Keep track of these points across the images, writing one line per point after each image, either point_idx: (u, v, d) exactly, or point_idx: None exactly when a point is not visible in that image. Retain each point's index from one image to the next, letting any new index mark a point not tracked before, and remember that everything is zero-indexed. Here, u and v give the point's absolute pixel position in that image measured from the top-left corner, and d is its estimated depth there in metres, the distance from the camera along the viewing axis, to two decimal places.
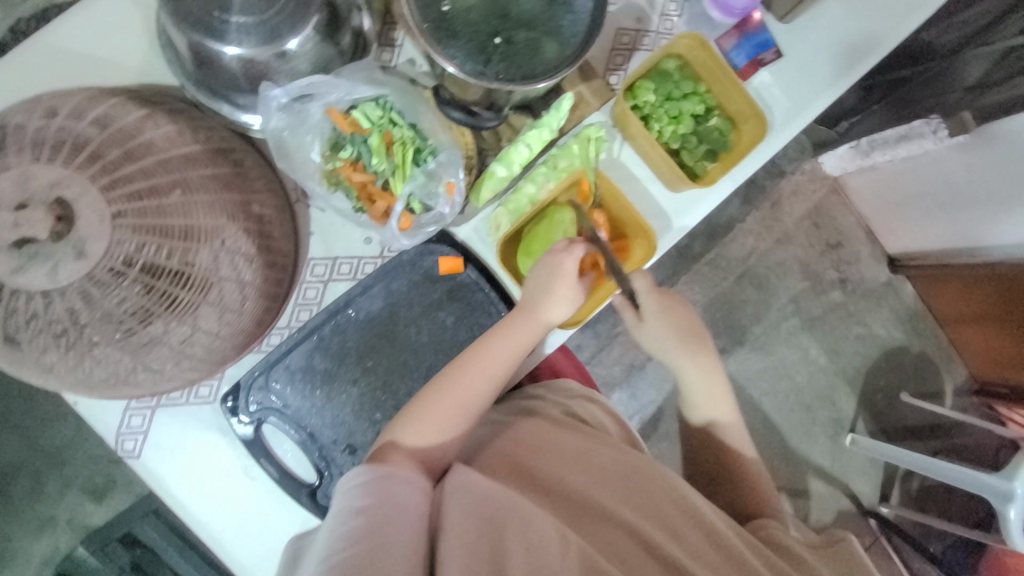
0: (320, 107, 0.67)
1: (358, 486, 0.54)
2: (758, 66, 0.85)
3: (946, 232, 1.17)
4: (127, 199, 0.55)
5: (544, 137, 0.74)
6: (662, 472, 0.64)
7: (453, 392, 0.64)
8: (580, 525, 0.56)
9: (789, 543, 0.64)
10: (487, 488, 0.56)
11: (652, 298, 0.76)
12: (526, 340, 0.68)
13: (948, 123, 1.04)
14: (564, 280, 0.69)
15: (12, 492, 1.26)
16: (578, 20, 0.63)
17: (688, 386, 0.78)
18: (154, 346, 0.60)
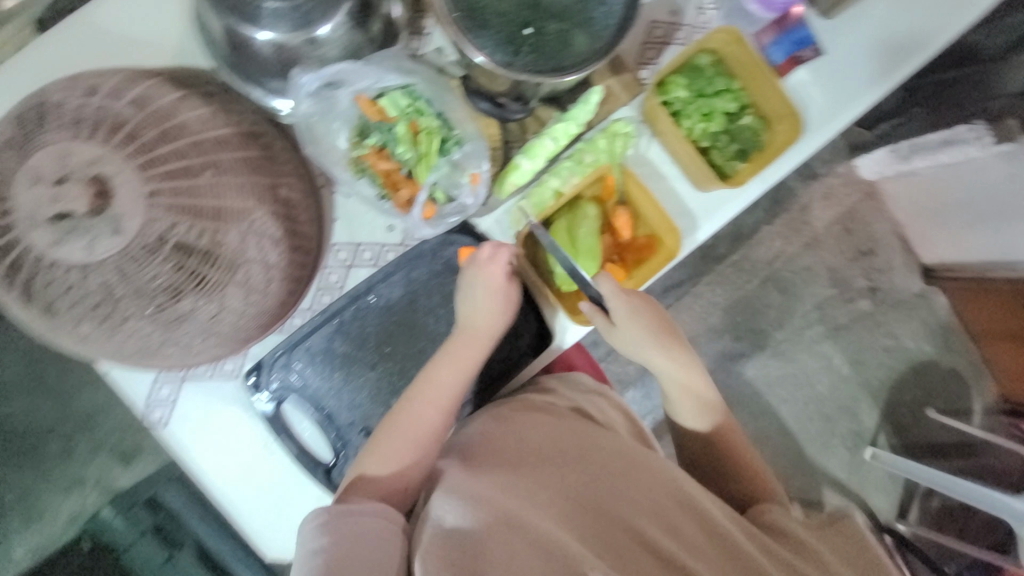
0: (348, 94, 0.67)
1: (316, 528, 0.56)
2: (796, 63, 0.82)
3: (986, 245, 1.12)
4: (162, 179, 0.57)
5: (570, 130, 0.73)
6: (665, 470, 0.66)
7: (404, 418, 0.67)
8: (577, 522, 0.57)
9: (789, 525, 0.66)
10: (467, 502, 0.57)
11: (621, 301, 0.71)
12: (465, 355, 0.71)
13: (993, 131, 0.98)
14: (493, 290, 0.71)
15: (46, 452, 1.33)
16: (610, 13, 0.62)
17: (667, 386, 0.75)
18: (183, 322, 0.63)
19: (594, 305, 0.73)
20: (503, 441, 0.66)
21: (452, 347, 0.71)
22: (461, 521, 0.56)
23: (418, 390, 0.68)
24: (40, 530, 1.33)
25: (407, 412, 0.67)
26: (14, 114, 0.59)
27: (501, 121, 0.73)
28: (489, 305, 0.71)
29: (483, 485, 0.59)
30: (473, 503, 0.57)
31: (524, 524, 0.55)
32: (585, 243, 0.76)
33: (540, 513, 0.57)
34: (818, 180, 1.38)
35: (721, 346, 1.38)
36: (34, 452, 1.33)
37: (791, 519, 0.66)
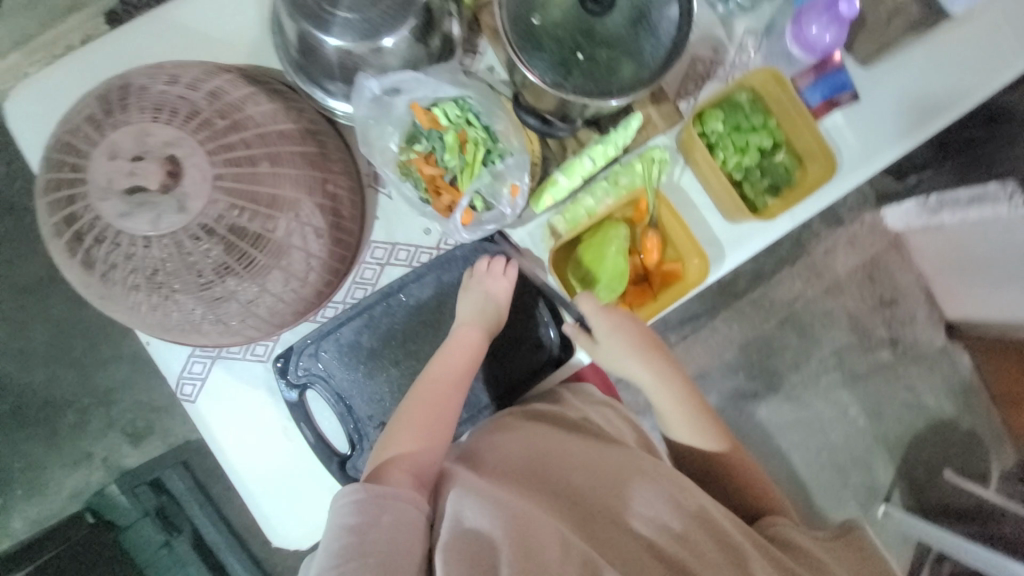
0: (405, 101, 0.71)
1: (353, 505, 0.56)
2: (833, 106, 0.84)
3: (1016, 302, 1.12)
4: (226, 165, 0.61)
5: (608, 153, 0.76)
6: (675, 474, 0.66)
7: (425, 409, 0.68)
8: (584, 524, 0.58)
9: (797, 539, 0.65)
10: (478, 497, 0.58)
11: (601, 319, 0.75)
12: (474, 353, 0.72)
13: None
14: (497, 295, 0.74)
15: (59, 424, 1.32)
16: (659, 44, 0.65)
17: (654, 399, 0.76)
18: (226, 301, 0.66)
19: (578, 325, 0.77)
20: (508, 446, 0.67)
21: (456, 347, 0.72)
22: (478, 513, 0.56)
23: (434, 383, 0.70)
24: (39, 503, 1.32)
25: (430, 403, 0.68)
26: (98, 91, 0.63)
27: (544, 138, 0.76)
28: (479, 308, 0.74)
29: (493, 484, 0.61)
30: (488, 500, 0.57)
31: (534, 522, 0.55)
32: (612, 263, 0.78)
33: (549, 513, 0.58)
34: (842, 226, 1.35)
35: (735, 384, 1.35)
36: (45, 424, 1.32)
37: (799, 533, 0.66)
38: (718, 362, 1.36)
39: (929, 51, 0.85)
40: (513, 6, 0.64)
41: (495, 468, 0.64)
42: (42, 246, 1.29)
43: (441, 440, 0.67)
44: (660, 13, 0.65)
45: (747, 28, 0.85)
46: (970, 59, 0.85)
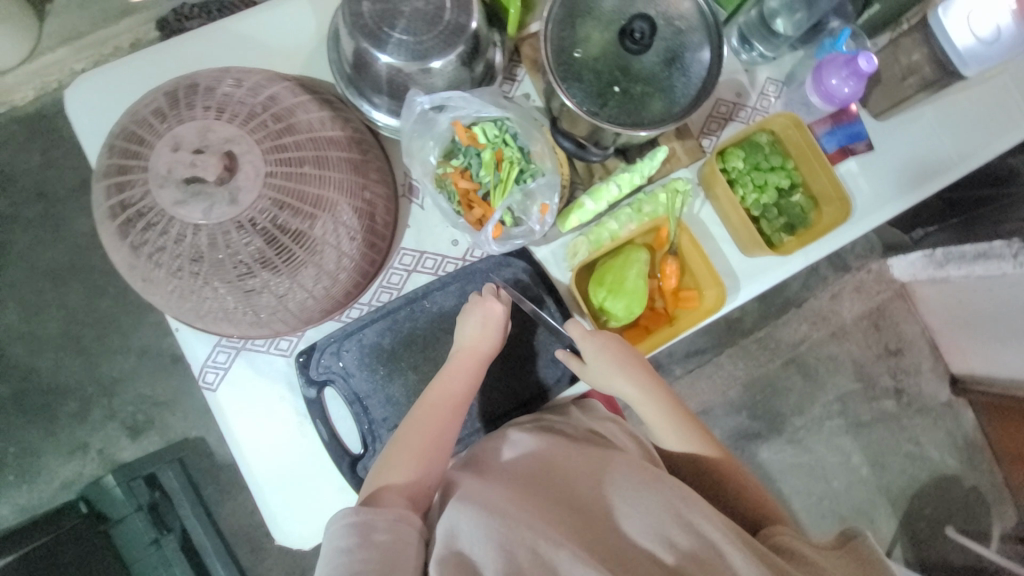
0: (448, 119, 0.75)
1: (345, 527, 0.57)
2: (848, 154, 0.89)
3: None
4: (277, 163, 0.65)
5: (634, 180, 0.80)
6: (679, 484, 0.61)
7: (418, 433, 0.68)
8: (582, 535, 0.57)
9: (798, 547, 0.59)
10: (471, 513, 0.58)
11: (587, 341, 0.76)
12: (467, 378, 0.73)
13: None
14: (488, 324, 0.75)
15: (58, 411, 1.31)
16: (689, 83, 0.70)
17: (639, 411, 0.76)
18: (260, 293, 0.68)
19: (568, 351, 0.79)
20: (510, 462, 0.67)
21: (454, 374, 0.73)
22: (471, 534, 0.56)
23: (427, 407, 0.70)
24: (29, 491, 1.29)
25: (423, 428, 0.69)
26: (166, 89, 0.68)
27: (581, 160, 0.81)
28: (480, 333, 0.74)
29: (492, 495, 0.61)
30: (481, 517, 0.57)
31: (520, 538, 0.55)
32: (633, 286, 0.79)
33: (538, 526, 0.56)
34: (849, 272, 1.37)
35: (738, 423, 1.35)
36: (44, 410, 1.31)
37: (802, 542, 0.60)
38: (721, 400, 1.36)
39: (939, 110, 0.90)
40: (558, 40, 0.70)
41: (495, 481, 0.64)
42: (66, 233, 1.31)
43: (434, 464, 0.67)
44: (693, 54, 0.70)
45: (769, 76, 0.91)
46: (978, 119, 0.91)
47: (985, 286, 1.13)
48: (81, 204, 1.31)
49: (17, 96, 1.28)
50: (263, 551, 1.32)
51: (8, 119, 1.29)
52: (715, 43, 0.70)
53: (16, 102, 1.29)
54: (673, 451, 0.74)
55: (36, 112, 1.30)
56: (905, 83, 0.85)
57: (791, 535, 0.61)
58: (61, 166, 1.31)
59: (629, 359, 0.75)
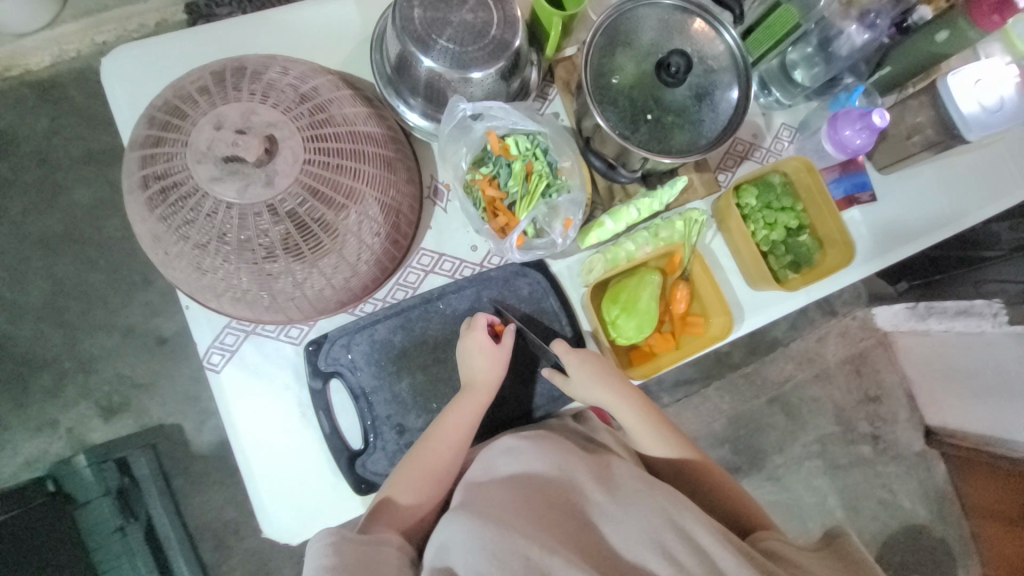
0: (483, 127, 0.77)
1: (326, 547, 0.56)
2: (853, 202, 0.94)
3: (989, 415, 1.18)
4: (315, 152, 0.66)
5: (653, 207, 0.82)
6: (670, 490, 0.61)
7: (418, 458, 0.69)
8: (579, 543, 0.56)
9: (788, 552, 0.60)
10: (464, 521, 0.57)
11: (571, 361, 0.76)
12: (466, 406, 0.73)
13: (1008, 311, 1.10)
14: (485, 352, 0.74)
15: (32, 384, 1.26)
16: (717, 119, 0.74)
17: (623, 421, 0.76)
18: (279, 278, 0.68)
19: (553, 370, 0.79)
20: (506, 467, 0.66)
21: (459, 412, 0.72)
22: (462, 546, 0.55)
23: (432, 437, 0.71)
24: None
25: (421, 455, 0.69)
26: (213, 68, 0.69)
27: (609, 180, 0.84)
28: (480, 361, 0.74)
29: (487, 501, 0.60)
30: (473, 525, 0.56)
31: (513, 546, 0.53)
32: (645, 307, 0.81)
33: (530, 532, 0.55)
34: (836, 317, 1.43)
35: (719, 456, 1.37)
36: (18, 382, 1.26)
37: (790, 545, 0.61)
38: (706, 431, 1.38)
39: (938, 170, 0.96)
40: (597, 65, 0.73)
41: (491, 487, 0.63)
42: (63, 202, 1.28)
43: (432, 487, 0.68)
44: (723, 93, 0.74)
45: (784, 121, 0.96)
46: (976, 181, 0.97)
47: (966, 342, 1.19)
48: (83, 174, 1.29)
49: (33, 61, 1.27)
50: (227, 550, 1.26)
51: (21, 82, 1.28)
52: (744, 84, 0.74)
53: (31, 66, 1.28)
54: (665, 462, 0.75)
55: (50, 79, 1.29)
56: (910, 141, 0.90)
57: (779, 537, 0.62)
58: (68, 135, 1.29)
59: (616, 378, 0.75)
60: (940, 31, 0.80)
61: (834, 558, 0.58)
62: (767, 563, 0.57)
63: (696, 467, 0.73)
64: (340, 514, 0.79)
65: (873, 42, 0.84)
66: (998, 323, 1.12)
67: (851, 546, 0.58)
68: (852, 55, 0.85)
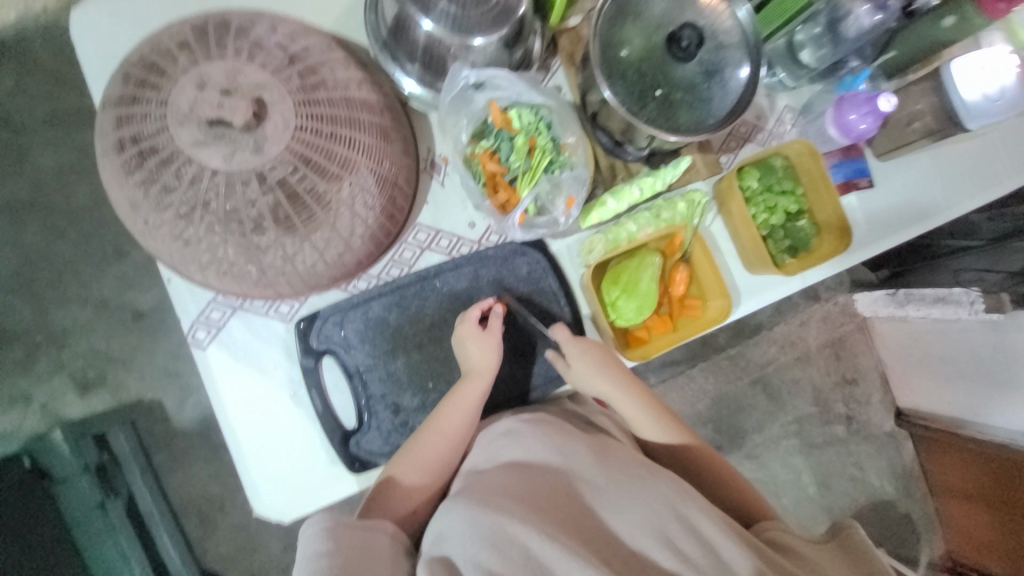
0: (485, 97, 0.74)
1: (321, 532, 0.55)
2: (852, 188, 0.94)
3: (957, 399, 1.22)
4: (308, 118, 0.62)
5: (656, 186, 0.81)
6: (675, 480, 0.61)
7: (415, 444, 0.69)
8: (580, 530, 0.55)
9: (794, 544, 0.61)
10: (464, 509, 0.56)
11: (571, 345, 0.75)
12: (464, 390, 0.72)
13: (985, 300, 1.07)
14: (483, 333, 0.73)
15: (3, 357, 1.20)
16: (727, 97, 0.72)
17: (618, 407, 0.76)
18: (266, 252, 0.64)
19: (555, 351, 0.78)
20: (505, 452, 0.66)
21: (453, 396, 0.71)
22: (462, 535, 0.54)
23: (428, 422, 0.70)
24: None
25: (419, 442, 0.69)
26: (195, 21, 0.63)
27: (612, 157, 0.82)
28: (475, 343, 0.73)
29: (487, 489, 0.59)
30: (473, 513, 0.55)
31: (513, 534, 0.53)
32: (646, 289, 0.80)
33: (530, 520, 0.54)
34: (818, 302, 1.45)
35: (701, 434, 1.40)
36: None
37: (796, 537, 0.62)
38: (689, 411, 1.41)
39: (934, 156, 0.97)
40: (605, 36, 0.70)
41: (491, 473, 0.63)
42: (29, 167, 1.21)
43: (430, 474, 0.68)
44: (733, 71, 0.71)
45: (787, 103, 0.95)
46: (972, 171, 0.97)
47: (940, 329, 1.21)
48: (51, 137, 1.21)
49: None
50: (212, 524, 1.22)
51: None
52: (755, 61, 0.71)
53: None
54: (662, 448, 0.75)
55: (14, 34, 1.18)
56: (909, 128, 0.91)
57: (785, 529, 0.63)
58: (31, 95, 1.20)
59: (615, 364, 0.75)
60: (946, 16, 0.79)
61: (841, 552, 0.59)
62: (779, 558, 0.57)
63: (692, 455, 0.74)
64: (332, 493, 0.78)
65: (883, 24, 0.81)
66: (975, 311, 1.10)
67: (856, 538, 0.60)
68: (860, 38, 0.82)
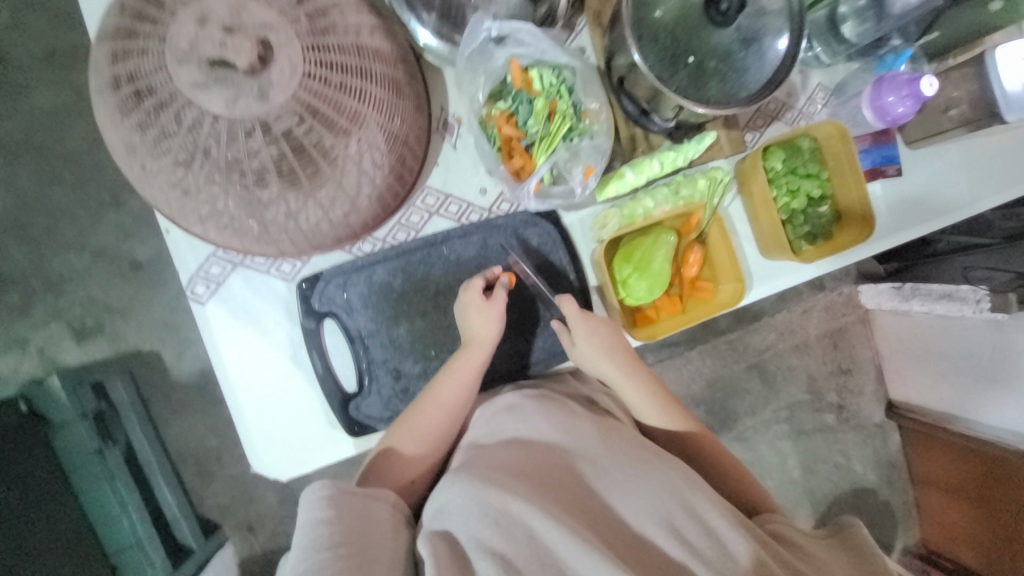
0: (506, 54, 0.70)
1: (322, 500, 0.54)
2: (878, 175, 0.91)
3: (951, 395, 1.21)
4: (316, 65, 0.58)
5: (677, 161, 0.77)
6: (681, 467, 0.60)
7: (415, 416, 0.68)
8: (582, 510, 0.55)
9: (796, 538, 0.61)
10: (465, 485, 0.55)
11: (578, 322, 0.74)
12: (466, 363, 0.70)
13: (992, 299, 1.04)
14: (488, 306, 0.71)
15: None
16: (762, 69, 0.67)
17: (618, 389, 0.75)
18: (269, 207, 0.61)
19: (562, 325, 0.77)
20: (506, 427, 0.66)
21: (454, 368, 0.70)
22: (464, 510, 0.54)
23: (429, 394, 0.69)
24: None
25: (419, 413, 0.68)
26: None
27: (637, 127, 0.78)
28: (478, 315, 0.71)
29: (489, 465, 0.59)
30: (475, 489, 0.55)
31: (515, 512, 0.52)
32: (658, 268, 0.78)
33: (532, 498, 0.54)
34: (823, 292, 1.43)
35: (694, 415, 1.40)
36: None
37: (798, 532, 0.62)
38: (683, 391, 1.41)
39: (965, 147, 0.92)
40: None
41: (493, 450, 0.63)
42: (24, 106, 1.16)
43: (430, 446, 0.67)
44: (772, 41, 0.67)
45: (820, 81, 0.90)
46: (1004, 164, 0.93)
47: (942, 326, 1.19)
48: (48, 77, 1.16)
49: None
50: (210, 475, 1.24)
51: None
52: (796, 31, 0.66)
53: None
54: (663, 433, 0.75)
55: None
56: (946, 115, 0.86)
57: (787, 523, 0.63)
58: (29, 31, 1.15)
59: (621, 345, 0.74)
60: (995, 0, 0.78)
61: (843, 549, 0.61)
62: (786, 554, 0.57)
63: (693, 441, 0.74)
64: (330, 455, 0.78)
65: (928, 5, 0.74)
66: (979, 310, 1.07)
67: (858, 536, 0.61)
68: (905, 15, 0.76)
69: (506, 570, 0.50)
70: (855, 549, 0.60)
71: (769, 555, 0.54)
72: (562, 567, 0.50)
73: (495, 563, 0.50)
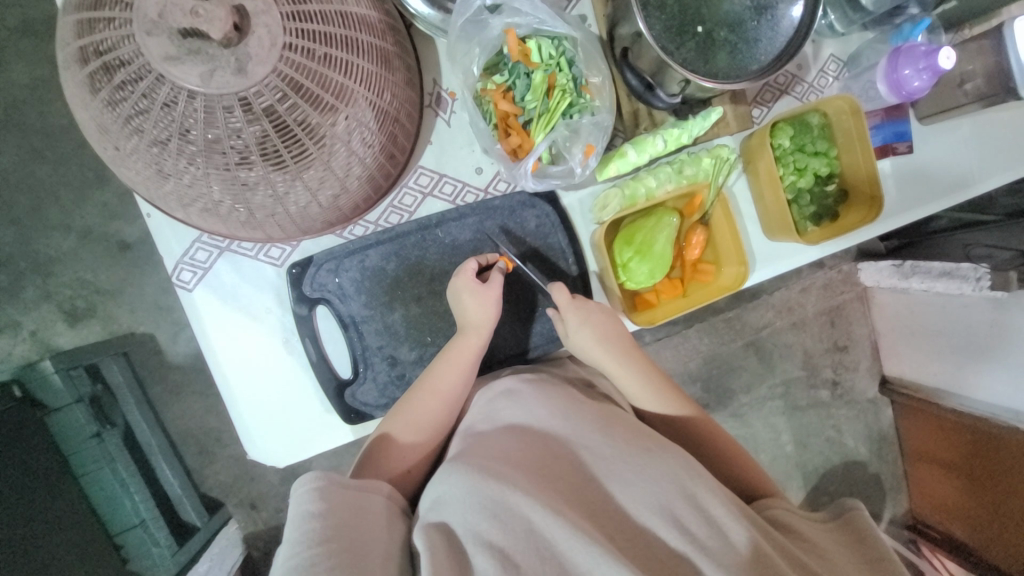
0: (502, 23, 0.65)
1: (313, 492, 0.54)
2: (888, 152, 0.88)
3: (945, 373, 1.21)
4: (299, 36, 0.53)
5: (681, 139, 0.74)
6: (682, 454, 0.60)
7: (411, 405, 0.67)
8: (580, 501, 0.55)
9: (797, 525, 0.61)
10: (465, 477, 0.55)
11: (573, 310, 0.73)
12: (463, 350, 0.69)
13: (992, 277, 1.01)
14: (484, 292, 0.69)
15: None
16: (775, 40, 0.63)
17: (617, 379, 0.73)
18: (253, 190, 0.59)
19: (558, 313, 0.75)
20: (504, 415, 0.66)
21: (451, 355, 0.69)
22: (462, 503, 0.53)
23: (426, 382, 0.67)
24: None
25: (416, 402, 0.67)
26: None
27: (641, 102, 0.72)
28: (473, 301, 0.69)
29: (489, 456, 0.58)
30: (475, 482, 0.54)
31: (514, 504, 0.52)
32: (660, 251, 0.75)
33: (531, 491, 0.53)
34: (822, 269, 1.41)
35: (690, 392, 1.40)
36: None
37: (799, 519, 0.62)
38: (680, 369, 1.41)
39: (977, 124, 0.89)
40: None
41: (493, 438, 0.62)
42: None
43: (426, 435, 0.67)
44: (785, 9, 0.63)
45: (832, 53, 0.86)
46: (1016, 141, 0.90)
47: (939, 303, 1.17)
48: (25, 49, 1.11)
49: None
50: (210, 455, 1.24)
51: None
52: None
53: None
54: (663, 420, 0.74)
55: None
56: (960, 89, 0.82)
57: (788, 510, 0.64)
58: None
59: (617, 335, 0.72)
60: None
61: (844, 532, 0.61)
62: (790, 545, 0.57)
63: (695, 430, 0.73)
64: (326, 440, 0.78)
65: None
66: (980, 287, 1.03)
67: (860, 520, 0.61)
68: None
69: (506, 566, 0.49)
70: (856, 533, 0.61)
71: (766, 542, 0.54)
72: (563, 561, 0.49)
73: (495, 558, 0.49)
